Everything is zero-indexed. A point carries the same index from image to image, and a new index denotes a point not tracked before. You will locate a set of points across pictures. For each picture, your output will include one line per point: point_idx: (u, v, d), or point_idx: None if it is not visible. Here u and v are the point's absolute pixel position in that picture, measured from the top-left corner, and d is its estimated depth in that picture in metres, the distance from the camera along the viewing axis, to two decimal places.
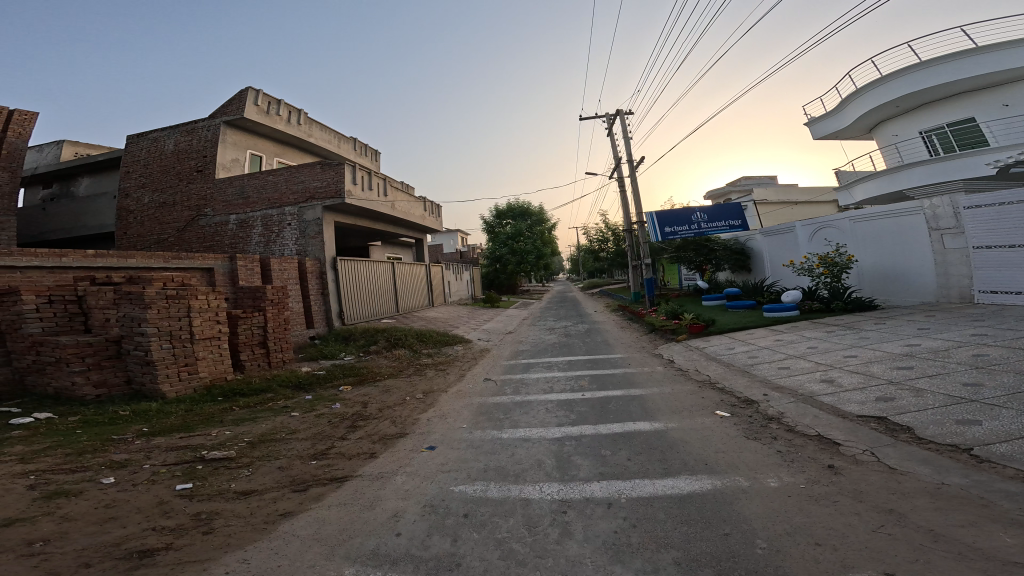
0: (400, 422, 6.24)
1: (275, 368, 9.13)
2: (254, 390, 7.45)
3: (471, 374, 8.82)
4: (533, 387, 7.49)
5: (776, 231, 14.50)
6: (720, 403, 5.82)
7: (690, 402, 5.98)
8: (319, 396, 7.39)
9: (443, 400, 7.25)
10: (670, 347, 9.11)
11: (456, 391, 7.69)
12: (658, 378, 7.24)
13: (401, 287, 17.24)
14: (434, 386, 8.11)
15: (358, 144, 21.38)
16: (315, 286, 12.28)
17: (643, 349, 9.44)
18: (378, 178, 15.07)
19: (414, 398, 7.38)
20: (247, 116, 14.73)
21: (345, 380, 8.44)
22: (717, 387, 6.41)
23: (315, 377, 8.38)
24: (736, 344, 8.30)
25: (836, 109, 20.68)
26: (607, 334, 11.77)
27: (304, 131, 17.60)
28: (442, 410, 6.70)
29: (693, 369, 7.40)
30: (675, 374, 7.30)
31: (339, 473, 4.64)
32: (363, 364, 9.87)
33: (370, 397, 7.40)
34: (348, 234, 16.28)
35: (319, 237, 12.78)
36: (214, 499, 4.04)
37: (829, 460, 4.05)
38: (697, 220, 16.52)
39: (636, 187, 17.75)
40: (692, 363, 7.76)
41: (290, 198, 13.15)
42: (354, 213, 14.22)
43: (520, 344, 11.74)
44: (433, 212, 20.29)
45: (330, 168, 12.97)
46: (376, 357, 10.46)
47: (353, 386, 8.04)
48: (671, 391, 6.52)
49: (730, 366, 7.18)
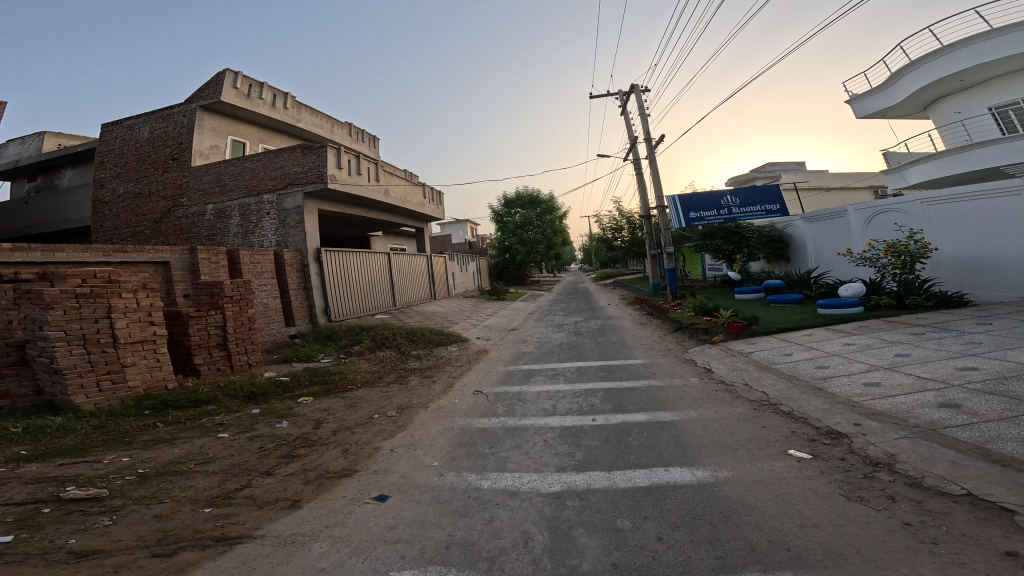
0: (353, 452, 4.80)
1: (237, 373, 7.78)
2: (192, 401, 6.15)
3: (460, 385, 7.35)
4: (531, 406, 5.93)
5: (822, 216, 12.32)
6: (788, 438, 4.16)
7: (745, 436, 4.32)
8: (268, 411, 6.04)
9: (419, 421, 5.76)
10: (704, 351, 7.44)
11: (437, 408, 6.22)
12: (700, 395, 5.57)
13: (398, 280, 15.81)
14: (413, 400, 6.64)
15: (353, 129, 20.19)
16: (295, 280, 10.83)
17: (673, 353, 7.74)
18: (369, 163, 13.65)
19: (383, 416, 5.95)
20: (225, 99, 13.82)
21: (309, 389, 7.00)
22: (783, 412, 4.72)
23: (274, 386, 6.99)
24: (797, 351, 6.51)
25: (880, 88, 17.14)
26: (624, 333, 10.13)
27: (291, 115, 16.71)
28: (413, 437, 5.22)
29: (742, 384, 5.70)
30: (718, 391, 5.63)
31: (232, 531, 3.26)
32: (342, 367, 8.31)
33: (329, 413, 6.01)
34: (339, 224, 14.99)
35: (300, 227, 11.33)
36: (28, 563, 2.76)
37: (1007, 545, 2.47)
38: (728, 204, 14.82)
39: (656, 167, 15.88)
40: (739, 375, 6.05)
41: (269, 184, 11.86)
42: (342, 201, 12.81)
43: (523, 343, 10.23)
44: (434, 199, 18.84)
45: (312, 151, 11.61)
46: (358, 358, 8.92)
47: (316, 398, 6.63)
48: (720, 416, 4.88)
49: (795, 381, 5.43)
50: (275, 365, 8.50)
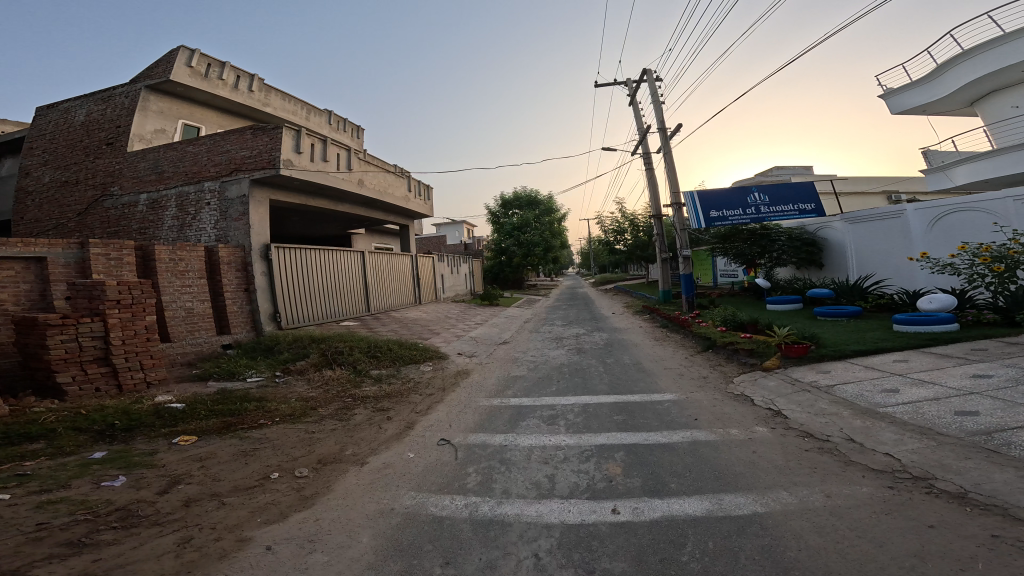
0: (193, 541, 2.93)
1: (124, 397, 5.81)
2: (14, 439, 4.30)
3: (422, 425, 5.34)
4: (519, 478, 3.90)
5: (869, 216, 10.36)
6: (997, 555, 2.30)
7: (909, 551, 2.43)
8: (118, 456, 4.16)
9: (342, 489, 3.80)
10: (759, 385, 5.48)
11: (379, 468, 4.21)
12: (785, 463, 3.65)
13: (376, 280, 13.74)
14: (348, 449, 4.62)
15: (333, 117, 18.27)
16: (234, 281, 8.79)
17: (714, 385, 5.77)
18: (341, 148, 11.58)
19: (289, 474, 3.99)
20: (174, 78, 12.02)
21: (203, 424, 5.00)
22: (948, 496, 2.88)
23: (155, 416, 5.10)
24: (904, 388, 4.58)
25: (925, 79, 15.25)
26: (638, 351, 8.15)
27: (257, 99, 14.94)
28: (320, 524, 3.23)
29: (855, 440, 3.81)
30: (812, 454, 3.71)
31: None
32: (271, 391, 6.30)
33: (203, 465, 4.06)
34: (307, 218, 13.00)
35: (243, 219, 9.26)
36: None
37: None
38: (754, 202, 12.96)
39: (670, 160, 13.99)
40: (833, 428, 4.08)
41: (211, 171, 9.88)
42: (303, 190, 10.77)
43: (515, 362, 8.26)
44: (420, 192, 16.85)
45: (263, 133, 9.67)
46: (296, 379, 6.86)
47: (203, 437, 4.68)
48: (839, 507, 2.96)
49: (940, 439, 3.56)
50: (185, 386, 6.53)
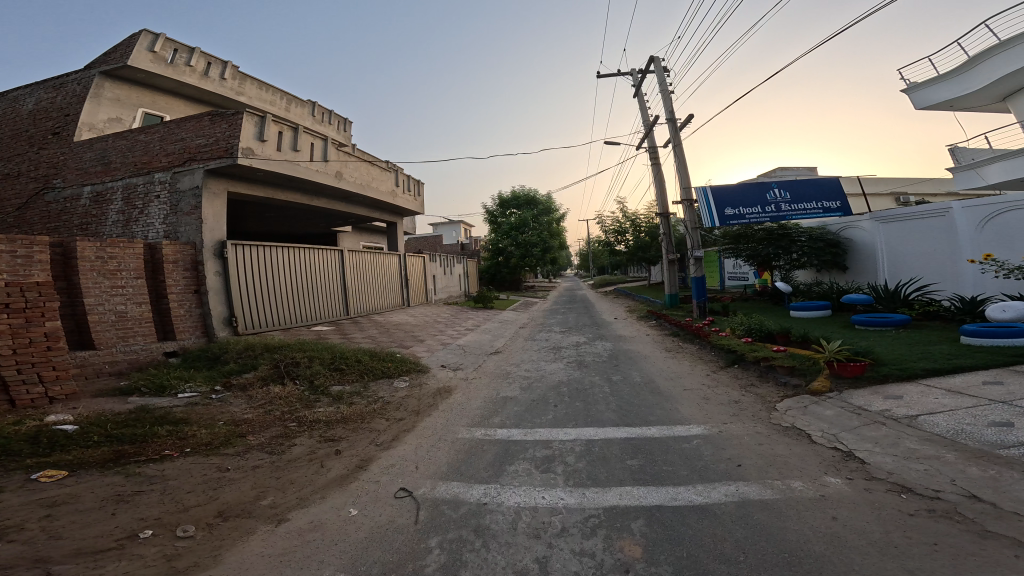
0: None
1: (10, 413, 4.74)
2: None
3: (379, 465, 4.17)
4: (497, 563, 2.73)
5: (907, 215, 9.21)
6: None
7: None
8: None
9: (236, 560, 2.66)
10: (810, 416, 4.39)
11: (308, 527, 3.09)
12: (891, 543, 2.53)
13: (357, 280, 12.54)
14: (269, 493, 3.53)
15: (317, 108, 17.14)
16: (180, 282, 7.67)
17: (754, 416, 4.61)
18: (314, 138, 10.41)
19: (168, 532, 2.88)
20: (133, 63, 11.01)
21: (89, 453, 3.94)
22: None
23: (35, 439, 4.07)
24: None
25: (953, 73, 14.23)
26: (648, 366, 7.01)
27: (231, 88, 13.91)
28: None
29: (977, 510, 2.71)
30: (923, 522, 2.69)
31: None
32: (200, 411, 5.18)
33: (51, 514, 2.98)
34: (280, 214, 11.85)
35: (195, 213, 8.11)
36: None
37: None
38: (775, 199, 12.32)
39: (679, 153, 12.86)
40: (937, 489, 2.98)
41: (162, 161, 8.80)
42: (270, 181, 9.60)
43: (505, 377, 7.13)
44: (410, 188, 15.66)
45: (222, 118, 8.64)
46: (236, 396, 5.70)
47: (71, 471, 3.60)
48: None
49: None
50: (100, 401, 5.43)
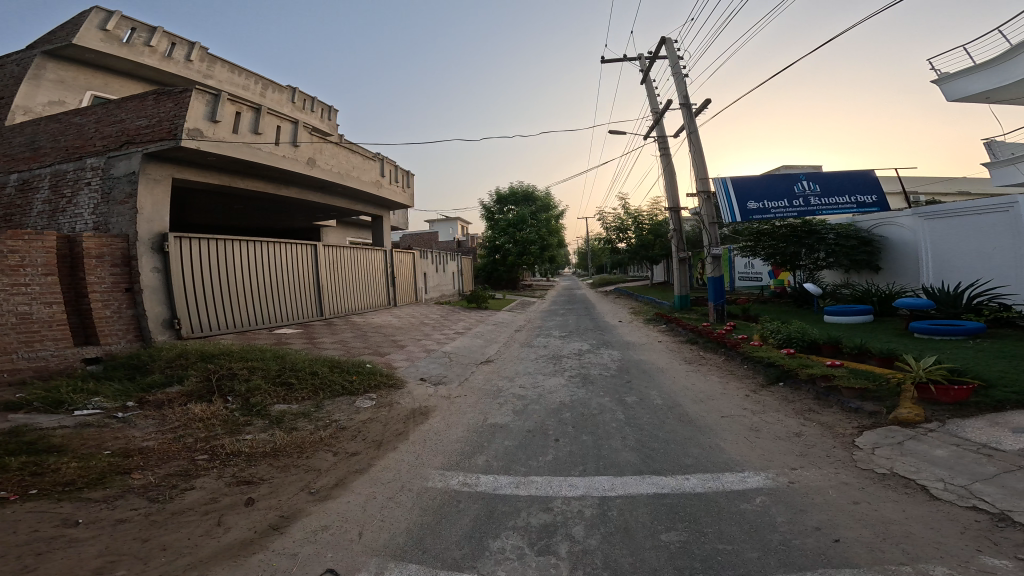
0: None
1: None
2: None
3: (303, 527, 2.93)
4: None
5: (958, 211, 8.04)
6: None
7: None
8: None
9: None
10: (915, 458, 3.31)
11: None
12: None
13: (336, 278, 11.29)
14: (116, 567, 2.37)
15: (298, 95, 15.81)
16: (106, 279, 6.43)
17: (829, 458, 3.51)
18: (282, 120, 9.11)
19: None
20: (81, 42, 9.78)
21: None
22: None
23: None
24: None
25: (989, 62, 13.07)
26: (667, 382, 5.83)
27: (199, 72, 12.64)
28: None
29: None
30: None
31: None
32: (93, 437, 3.99)
33: None
34: (247, 205, 10.61)
35: (129, 202, 6.86)
36: None
37: None
38: (803, 192, 11.47)
39: (694, 142, 11.65)
40: None
41: (97, 144, 7.53)
42: (229, 166, 8.36)
43: (494, 395, 5.95)
44: (399, 179, 14.37)
45: (167, 96, 7.41)
46: (146, 417, 4.51)
47: None
48: None
49: None
50: None
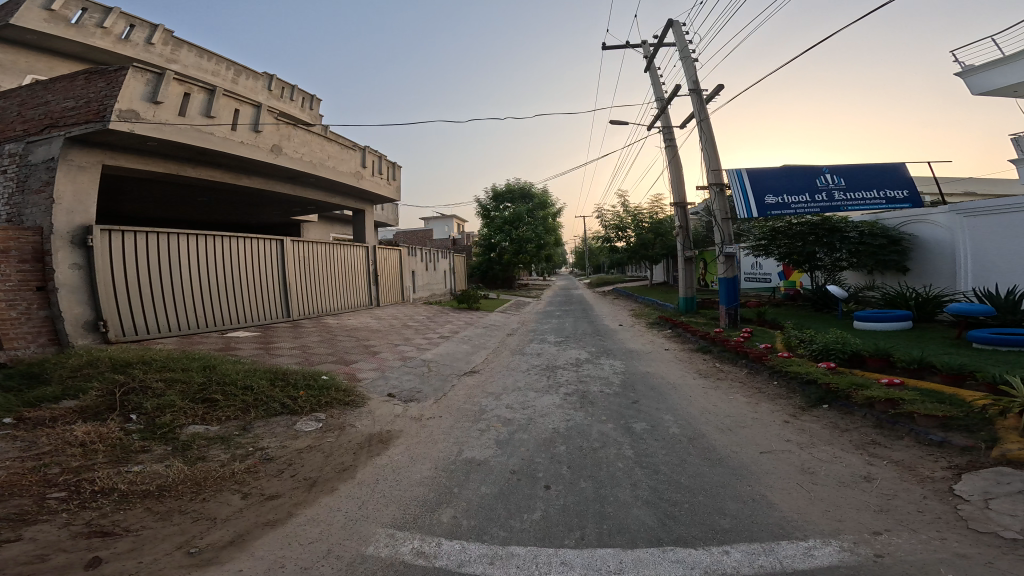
0: None
1: None
2: None
3: None
4: None
5: (1002, 208, 7.14)
6: None
7: None
8: None
9: None
10: None
11: None
12: None
13: (310, 276, 10.23)
14: None
15: (275, 81, 14.67)
16: (11, 280, 5.36)
17: (925, 517, 2.52)
18: (242, 103, 8.00)
19: None
20: (19, 21, 8.72)
21: None
22: None
23: None
24: None
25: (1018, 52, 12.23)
26: (682, 403, 4.84)
27: (161, 56, 11.54)
28: None
29: None
30: None
31: None
32: None
33: None
34: (208, 196, 9.53)
35: (45, 190, 5.79)
36: None
37: None
38: (827, 186, 10.51)
39: (704, 133, 10.65)
40: None
41: (17, 128, 6.45)
42: (177, 150, 7.30)
43: (474, 416, 4.94)
44: (386, 170, 13.31)
45: (99, 75, 6.33)
46: (12, 438, 3.49)
47: None
48: None
49: None
50: None
